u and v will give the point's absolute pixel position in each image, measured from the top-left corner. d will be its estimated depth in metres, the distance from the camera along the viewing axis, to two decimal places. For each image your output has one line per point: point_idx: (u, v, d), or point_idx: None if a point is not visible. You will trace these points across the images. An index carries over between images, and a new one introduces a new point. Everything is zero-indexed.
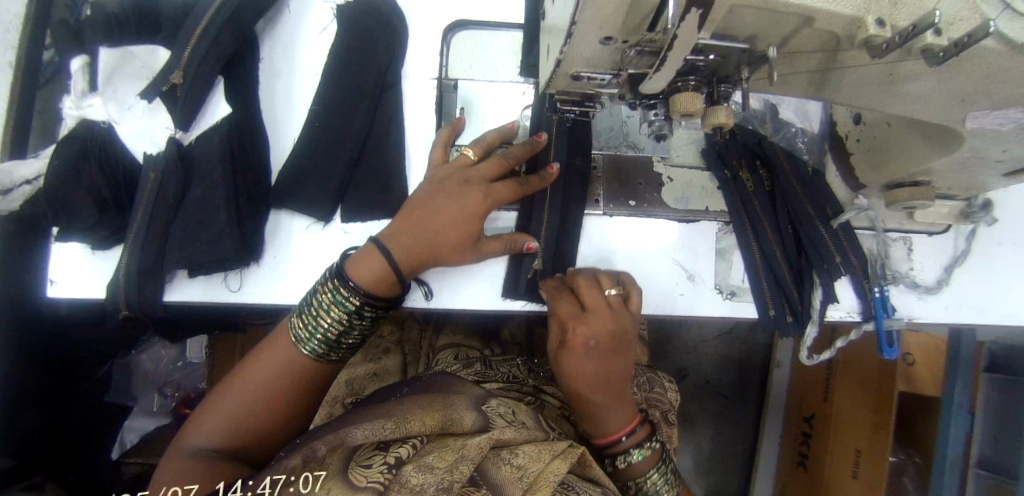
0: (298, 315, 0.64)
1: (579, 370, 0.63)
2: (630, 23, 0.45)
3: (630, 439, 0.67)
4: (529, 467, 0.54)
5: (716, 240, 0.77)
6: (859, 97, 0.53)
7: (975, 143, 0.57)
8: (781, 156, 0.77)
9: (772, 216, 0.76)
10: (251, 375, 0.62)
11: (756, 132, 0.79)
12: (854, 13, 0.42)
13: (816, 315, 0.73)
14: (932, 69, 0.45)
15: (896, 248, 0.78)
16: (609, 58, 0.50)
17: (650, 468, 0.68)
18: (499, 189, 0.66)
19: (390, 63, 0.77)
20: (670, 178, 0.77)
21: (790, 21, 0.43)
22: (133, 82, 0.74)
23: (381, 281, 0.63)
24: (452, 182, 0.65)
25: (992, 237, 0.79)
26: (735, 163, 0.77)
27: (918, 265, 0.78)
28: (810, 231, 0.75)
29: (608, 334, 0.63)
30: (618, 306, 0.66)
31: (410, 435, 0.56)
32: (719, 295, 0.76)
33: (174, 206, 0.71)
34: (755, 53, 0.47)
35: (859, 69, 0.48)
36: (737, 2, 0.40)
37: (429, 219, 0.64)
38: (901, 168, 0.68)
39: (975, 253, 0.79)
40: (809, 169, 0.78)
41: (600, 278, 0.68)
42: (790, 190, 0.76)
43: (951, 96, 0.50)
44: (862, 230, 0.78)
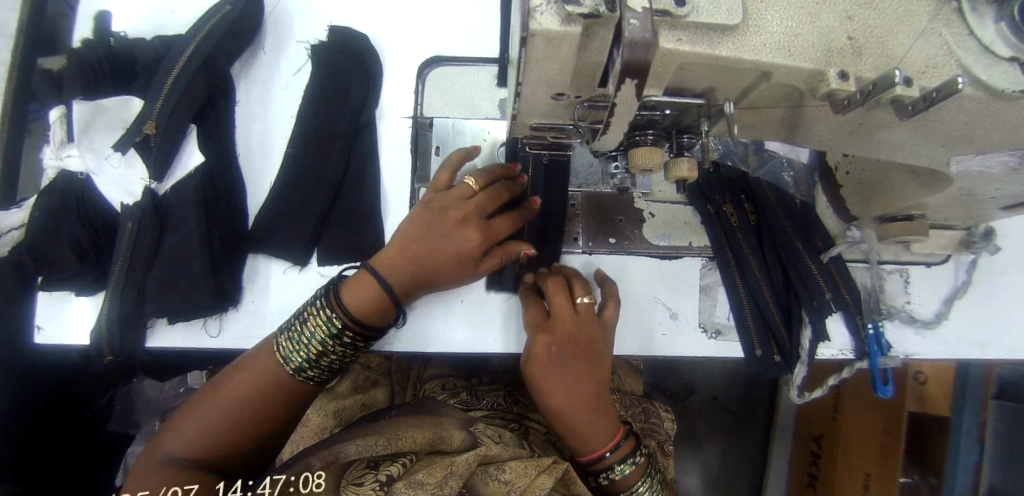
0: (286, 337, 0.60)
1: (547, 383, 0.61)
2: (579, 81, 0.43)
3: (614, 455, 0.63)
4: (515, 481, 0.59)
5: (700, 276, 0.75)
6: (835, 144, 0.50)
7: (964, 182, 0.53)
8: (766, 191, 0.75)
9: (758, 251, 0.73)
10: (239, 383, 0.58)
11: (737, 167, 0.77)
12: (814, 67, 0.38)
13: (805, 355, 0.69)
14: (906, 120, 0.42)
15: (892, 281, 0.75)
16: (564, 112, 0.48)
17: (637, 479, 0.64)
18: (498, 223, 0.64)
19: (364, 103, 0.77)
20: (651, 213, 0.75)
21: (746, 76, 0.40)
22: (105, 132, 0.77)
23: (376, 310, 0.60)
24: (449, 218, 0.61)
25: (993, 266, 0.76)
26: (719, 198, 0.74)
27: (916, 298, 0.75)
28: (798, 265, 0.72)
29: (569, 343, 0.62)
30: (587, 315, 0.64)
31: (401, 451, 0.61)
32: (704, 334, 0.74)
33: (150, 257, 0.70)
34: (713, 106, 0.44)
35: (828, 120, 0.44)
36: (683, 61, 0.37)
37: (425, 248, 0.61)
38: (892, 201, 0.64)
39: (977, 284, 0.75)
40: (797, 202, 0.75)
41: (571, 285, 0.66)
42: (775, 222, 0.73)
43: (933, 142, 0.46)
44: (856, 263, 0.75)
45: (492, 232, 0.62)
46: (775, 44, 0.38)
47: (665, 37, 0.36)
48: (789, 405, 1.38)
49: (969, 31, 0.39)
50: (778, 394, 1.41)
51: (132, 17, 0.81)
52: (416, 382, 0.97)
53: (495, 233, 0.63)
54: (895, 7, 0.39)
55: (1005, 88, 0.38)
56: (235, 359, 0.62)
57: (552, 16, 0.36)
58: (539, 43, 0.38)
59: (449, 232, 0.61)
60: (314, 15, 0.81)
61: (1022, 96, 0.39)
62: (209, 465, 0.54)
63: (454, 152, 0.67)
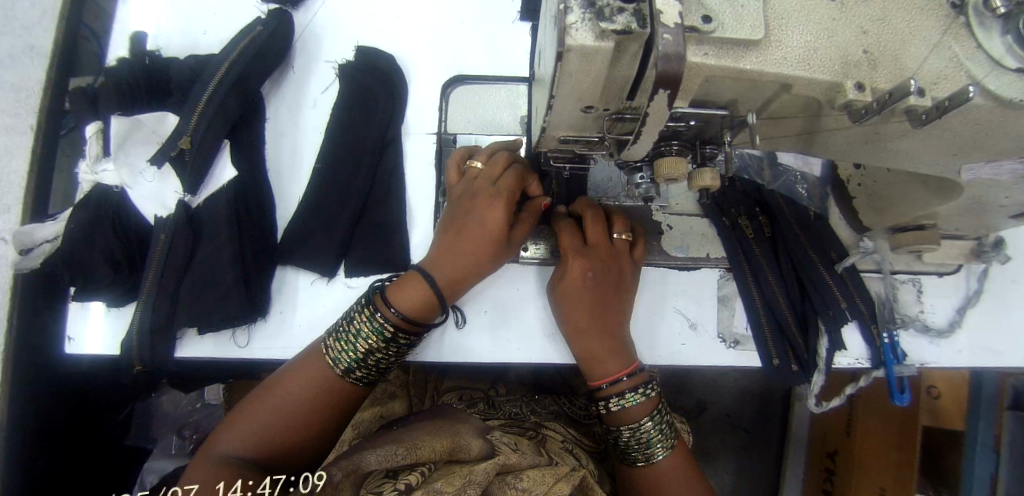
0: (335, 341, 0.63)
1: (573, 303, 0.65)
2: (608, 94, 0.45)
3: (628, 381, 0.63)
4: (533, 489, 0.60)
5: (717, 287, 0.75)
6: (850, 152, 0.52)
7: (975, 190, 0.55)
8: (780, 203, 0.77)
9: (774, 262, 0.74)
10: (289, 386, 0.61)
11: (753, 180, 0.79)
12: (832, 79, 0.40)
13: (823, 364, 0.70)
14: (921, 129, 0.44)
15: (905, 291, 0.76)
16: (592, 125, 0.50)
17: (645, 415, 0.63)
18: (506, 180, 0.64)
19: (389, 120, 0.80)
20: (669, 225, 0.76)
21: (768, 88, 0.42)
22: (143, 148, 0.76)
23: (422, 308, 0.62)
24: (466, 200, 0.66)
25: (1003, 276, 0.77)
26: (734, 211, 0.76)
27: (928, 307, 0.76)
28: (815, 278, 0.72)
29: (602, 267, 0.65)
30: (621, 249, 0.68)
31: (421, 461, 0.60)
32: (722, 344, 0.74)
33: (183, 267, 0.72)
34: (736, 118, 0.46)
35: (844, 130, 0.46)
36: (709, 73, 0.40)
37: (461, 233, 0.64)
38: (905, 211, 0.66)
39: (988, 293, 0.77)
40: (810, 214, 0.77)
41: (611, 221, 0.69)
42: (791, 235, 0.74)
43: (945, 150, 0.48)
44: (869, 273, 0.76)
45: (509, 194, 0.63)
46: (796, 58, 0.40)
47: (693, 51, 0.39)
48: (801, 420, 1.38)
49: (977, 45, 0.41)
50: (792, 409, 1.40)
51: (167, 39, 0.85)
52: (434, 395, 0.97)
53: (508, 187, 0.64)
54: (907, 23, 0.42)
55: (1012, 97, 0.41)
56: (282, 365, 0.65)
57: (587, 32, 0.39)
58: (574, 57, 0.40)
59: (471, 207, 0.64)
60: (341, 35, 0.85)
61: None
62: (262, 465, 0.57)
63: (458, 152, 0.71)
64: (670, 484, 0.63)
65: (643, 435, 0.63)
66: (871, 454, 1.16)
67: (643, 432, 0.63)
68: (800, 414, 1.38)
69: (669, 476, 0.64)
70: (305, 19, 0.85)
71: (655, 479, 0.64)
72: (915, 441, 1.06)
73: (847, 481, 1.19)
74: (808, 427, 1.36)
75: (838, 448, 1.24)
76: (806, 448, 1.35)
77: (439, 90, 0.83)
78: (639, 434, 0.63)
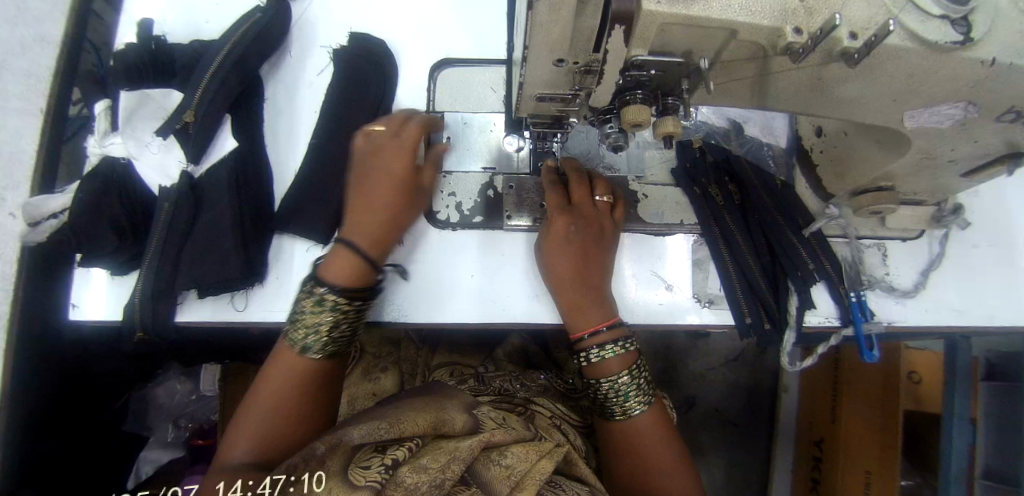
0: (295, 327, 0.63)
1: (559, 263, 0.66)
2: (577, 45, 0.49)
3: (608, 333, 0.64)
4: (516, 467, 0.55)
5: (692, 251, 0.78)
6: (800, 102, 0.56)
7: (922, 143, 0.59)
8: (745, 168, 0.81)
9: (746, 229, 0.77)
10: (275, 383, 0.61)
11: (721, 147, 0.83)
12: (772, 24, 0.45)
13: (793, 321, 0.73)
14: (859, 71, 0.49)
15: (871, 254, 0.80)
16: (564, 79, 0.54)
17: (622, 368, 0.64)
18: (408, 134, 0.67)
19: (381, 99, 0.84)
20: (645, 195, 0.80)
21: (718, 35, 0.46)
22: (149, 123, 0.83)
23: (359, 269, 0.63)
24: (370, 159, 0.67)
25: (965, 239, 0.81)
26: (705, 180, 0.79)
27: (894, 270, 0.79)
28: (785, 245, 0.75)
29: (585, 225, 0.68)
30: (603, 210, 0.70)
31: (405, 436, 0.55)
32: (697, 304, 0.77)
33: (185, 233, 0.76)
34: (690, 66, 0.51)
35: (789, 75, 0.51)
36: (662, 21, 0.44)
37: (360, 196, 0.66)
38: (863, 173, 0.70)
39: (949, 256, 0.80)
40: (777, 182, 0.81)
41: (594, 183, 0.72)
42: (758, 201, 0.78)
43: (885, 96, 0.53)
44: (836, 238, 0.80)
45: (410, 146, 0.66)
46: (740, 5, 0.44)
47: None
48: (790, 413, 1.37)
49: None
50: (779, 400, 1.40)
51: (172, 26, 0.90)
52: (426, 369, 0.98)
53: (410, 138, 0.66)
54: None
55: (935, 39, 0.45)
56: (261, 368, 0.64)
57: None
58: (542, 7, 0.44)
59: (372, 166, 0.66)
60: (336, 22, 0.90)
61: (950, 46, 0.45)
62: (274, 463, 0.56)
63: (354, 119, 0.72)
64: (644, 439, 0.64)
65: (619, 389, 0.63)
66: (857, 437, 1.16)
67: (620, 386, 0.63)
68: (789, 407, 1.38)
69: (646, 429, 0.64)
70: (301, 7, 0.90)
71: (633, 433, 0.64)
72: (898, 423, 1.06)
73: (836, 466, 1.19)
74: (796, 419, 1.36)
75: (825, 436, 1.25)
76: (795, 439, 1.36)
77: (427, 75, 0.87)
78: (617, 388, 0.63)
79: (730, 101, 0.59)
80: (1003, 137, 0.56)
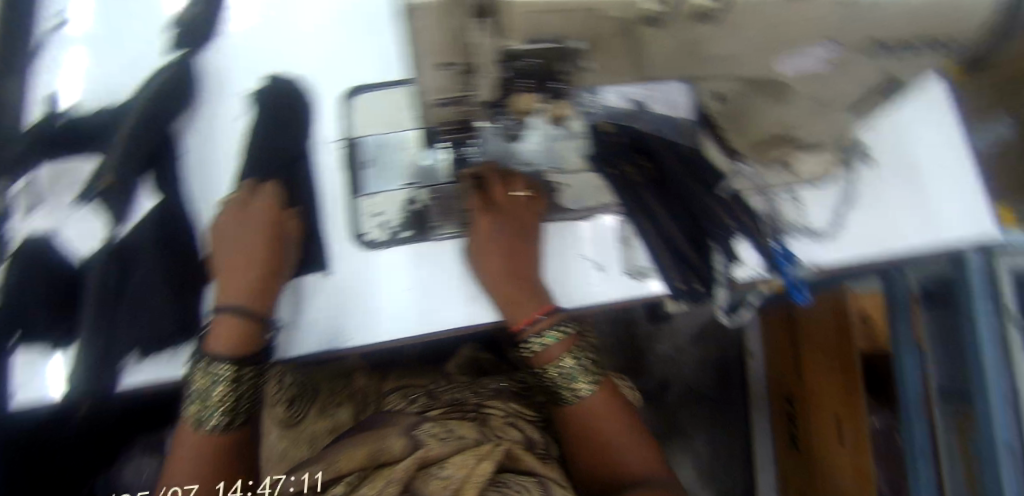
0: (192, 406, 0.63)
1: (488, 263, 0.67)
2: (456, 47, 0.50)
3: (545, 321, 0.66)
4: (454, 475, 0.54)
5: (615, 230, 0.73)
6: (679, 67, 0.57)
7: (806, 89, 0.60)
8: (656, 143, 0.69)
9: (664, 200, 0.70)
10: (186, 457, 0.62)
11: (627, 123, 0.68)
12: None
13: (721, 276, 0.69)
14: (721, 28, 0.49)
15: (786, 204, 0.74)
16: (454, 84, 0.55)
17: (564, 352, 0.66)
18: (261, 199, 0.68)
19: (298, 134, 0.75)
20: (564, 184, 0.70)
21: (581, 14, 0.48)
22: (66, 191, 0.79)
23: (246, 334, 0.63)
24: (230, 227, 0.67)
25: (878, 177, 0.76)
26: (619, 157, 0.69)
27: (811, 216, 0.73)
28: (703, 206, 0.69)
29: (510, 221, 0.68)
30: (524, 203, 0.70)
31: (343, 474, 0.57)
32: (627, 278, 0.72)
33: (117, 294, 0.74)
34: (567, 49, 0.52)
35: (661, 42, 0.51)
36: (523, 7, 0.44)
37: (225, 265, 0.65)
38: (759, 126, 0.66)
39: (866, 194, 0.75)
40: (689, 149, 0.70)
41: (512, 177, 0.71)
42: (676, 170, 0.68)
43: (758, 46, 0.53)
44: (749, 193, 0.74)
45: (268, 212, 0.68)
46: None
47: None
48: (756, 375, 1.39)
49: None
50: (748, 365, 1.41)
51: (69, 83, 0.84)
52: (379, 397, 0.86)
53: (266, 204, 0.68)
54: None
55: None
56: (172, 442, 0.65)
57: None
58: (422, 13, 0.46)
59: (236, 232, 0.66)
60: (249, 63, 0.82)
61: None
62: None
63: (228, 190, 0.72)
64: (599, 412, 0.66)
65: (564, 371, 0.66)
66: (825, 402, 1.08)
67: (564, 368, 0.66)
68: (755, 371, 1.40)
69: (598, 405, 0.67)
70: (215, 55, 0.82)
71: (584, 412, 0.67)
72: (856, 378, 0.96)
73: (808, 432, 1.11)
74: (764, 381, 1.37)
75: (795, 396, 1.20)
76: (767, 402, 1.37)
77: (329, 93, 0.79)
78: (561, 371, 0.66)
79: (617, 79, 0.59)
80: (880, 69, 0.58)
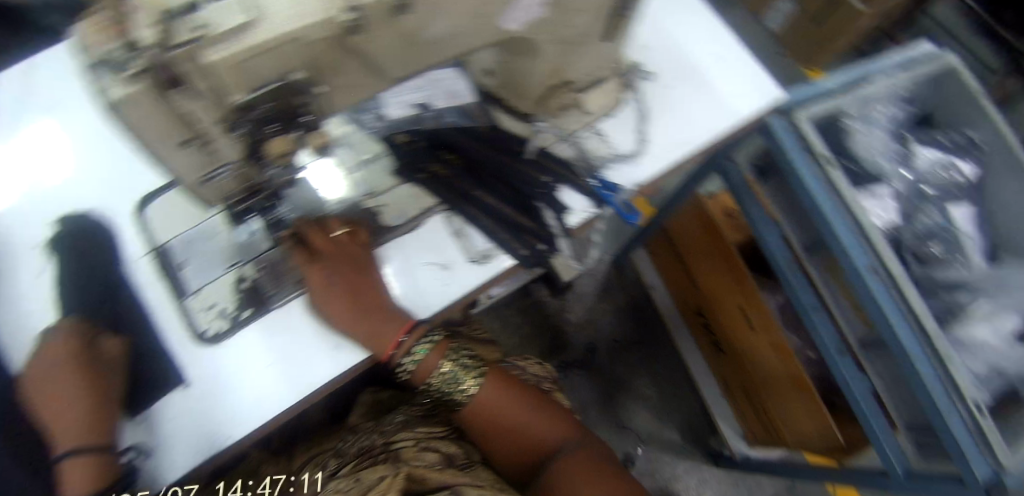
0: None
1: (332, 309, 0.64)
2: (178, 122, 0.46)
3: (411, 338, 0.64)
4: None
5: (445, 225, 0.72)
6: (412, 61, 0.55)
7: (552, 35, 0.60)
8: (454, 134, 0.70)
9: (478, 181, 0.71)
10: None
11: (424, 129, 0.71)
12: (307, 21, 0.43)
13: (557, 229, 0.71)
14: (423, 12, 0.48)
15: (590, 140, 0.77)
16: (201, 158, 0.52)
17: (440, 358, 0.67)
18: (61, 335, 0.63)
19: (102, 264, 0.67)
20: (382, 204, 0.70)
21: (286, 47, 0.44)
22: None
23: (94, 469, 0.58)
24: (38, 378, 0.62)
25: (662, 82, 0.80)
26: (422, 158, 0.70)
27: (615, 142, 0.77)
28: (512, 172, 0.71)
29: (338, 261, 0.65)
30: (346, 237, 0.67)
31: None
32: (472, 266, 0.71)
33: None
34: (291, 84, 0.48)
35: (379, 43, 0.49)
36: (221, 59, 0.41)
37: (54, 426, 0.60)
38: (531, 83, 0.67)
39: (655, 102, 0.79)
40: (484, 128, 0.72)
41: (326, 220, 0.67)
42: (475, 152, 0.71)
43: (467, 11, 0.51)
44: (556, 145, 0.75)
45: (70, 342, 0.62)
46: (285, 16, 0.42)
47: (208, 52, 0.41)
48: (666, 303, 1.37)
49: None
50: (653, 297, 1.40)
51: None
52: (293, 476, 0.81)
53: (65, 337, 0.63)
54: None
55: None
56: None
57: (117, 87, 0.40)
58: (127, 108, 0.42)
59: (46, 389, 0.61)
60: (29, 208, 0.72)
61: None
62: None
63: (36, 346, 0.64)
64: (494, 397, 0.71)
65: (446, 375, 0.68)
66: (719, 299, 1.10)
67: (445, 373, 0.67)
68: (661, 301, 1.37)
69: (491, 392, 0.71)
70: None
71: (481, 403, 0.70)
72: (742, 269, 0.99)
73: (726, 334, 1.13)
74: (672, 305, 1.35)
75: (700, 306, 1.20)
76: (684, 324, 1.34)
77: (120, 210, 0.72)
78: (444, 376, 0.68)
79: (360, 92, 0.56)
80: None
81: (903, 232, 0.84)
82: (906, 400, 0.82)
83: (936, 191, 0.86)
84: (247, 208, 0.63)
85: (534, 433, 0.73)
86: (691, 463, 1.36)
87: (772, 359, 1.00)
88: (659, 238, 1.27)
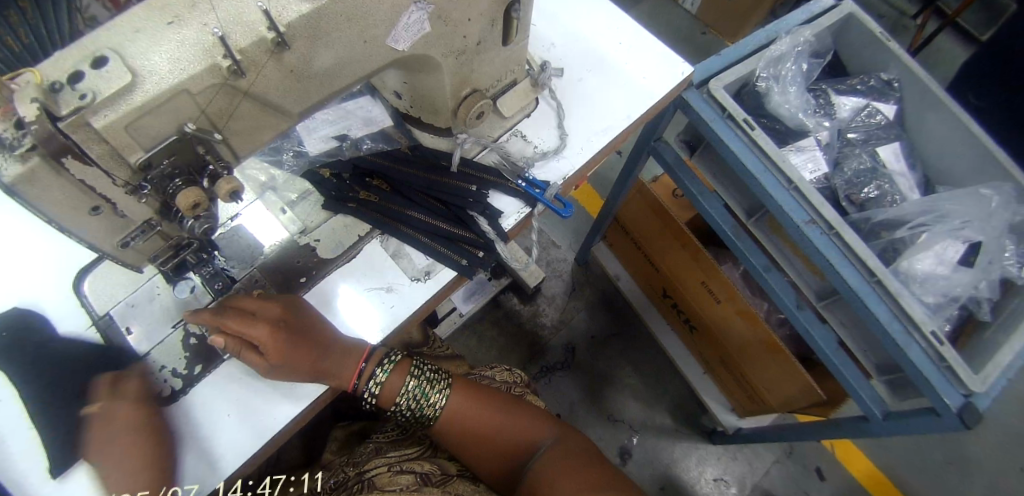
0: None
1: (294, 361, 0.61)
2: (80, 190, 0.46)
3: (371, 364, 0.67)
4: None
5: (384, 248, 0.72)
6: (308, 95, 0.56)
7: (446, 48, 0.61)
8: (379, 162, 0.74)
9: (409, 202, 0.73)
10: None
11: (347, 160, 0.75)
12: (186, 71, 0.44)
13: (494, 235, 0.72)
14: (303, 46, 0.49)
15: (512, 143, 0.79)
16: (117, 221, 0.52)
17: (404, 379, 0.69)
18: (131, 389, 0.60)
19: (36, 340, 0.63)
20: (316, 240, 0.71)
21: (172, 102, 0.45)
22: None
23: None
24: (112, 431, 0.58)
25: (573, 76, 0.82)
26: (349, 189, 0.73)
27: (539, 142, 0.79)
28: (441, 187, 0.73)
29: (285, 319, 0.61)
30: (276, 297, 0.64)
31: None
32: (417, 284, 0.71)
33: None
34: (185, 137, 0.49)
35: (266, 83, 0.50)
36: (109, 123, 0.42)
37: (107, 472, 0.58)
38: (440, 96, 0.68)
39: (568, 97, 0.81)
40: (406, 150, 0.76)
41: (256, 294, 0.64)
42: (405, 176, 0.74)
43: (355, 41, 0.53)
44: (481, 154, 0.78)
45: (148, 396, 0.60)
46: (165, 71, 0.44)
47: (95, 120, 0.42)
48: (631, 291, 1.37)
49: None
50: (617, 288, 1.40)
51: None
52: None
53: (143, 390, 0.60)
54: None
55: None
56: None
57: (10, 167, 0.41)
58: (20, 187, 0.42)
59: (109, 455, 0.57)
60: None
61: None
62: None
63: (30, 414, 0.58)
64: (464, 408, 0.73)
65: (412, 394, 0.70)
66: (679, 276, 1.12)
67: (410, 391, 0.70)
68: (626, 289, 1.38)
69: (460, 403, 0.73)
70: None
71: (451, 416, 0.73)
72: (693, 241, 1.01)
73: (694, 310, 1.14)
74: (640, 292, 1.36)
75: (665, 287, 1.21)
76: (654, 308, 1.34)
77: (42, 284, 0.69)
78: (411, 395, 0.70)
79: (263, 134, 0.57)
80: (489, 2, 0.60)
81: (835, 181, 0.89)
82: (870, 341, 0.85)
83: (860, 135, 0.92)
84: (178, 265, 0.63)
85: (507, 436, 0.76)
86: (689, 444, 1.35)
87: (739, 322, 1.00)
88: (614, 229, 1.29)
